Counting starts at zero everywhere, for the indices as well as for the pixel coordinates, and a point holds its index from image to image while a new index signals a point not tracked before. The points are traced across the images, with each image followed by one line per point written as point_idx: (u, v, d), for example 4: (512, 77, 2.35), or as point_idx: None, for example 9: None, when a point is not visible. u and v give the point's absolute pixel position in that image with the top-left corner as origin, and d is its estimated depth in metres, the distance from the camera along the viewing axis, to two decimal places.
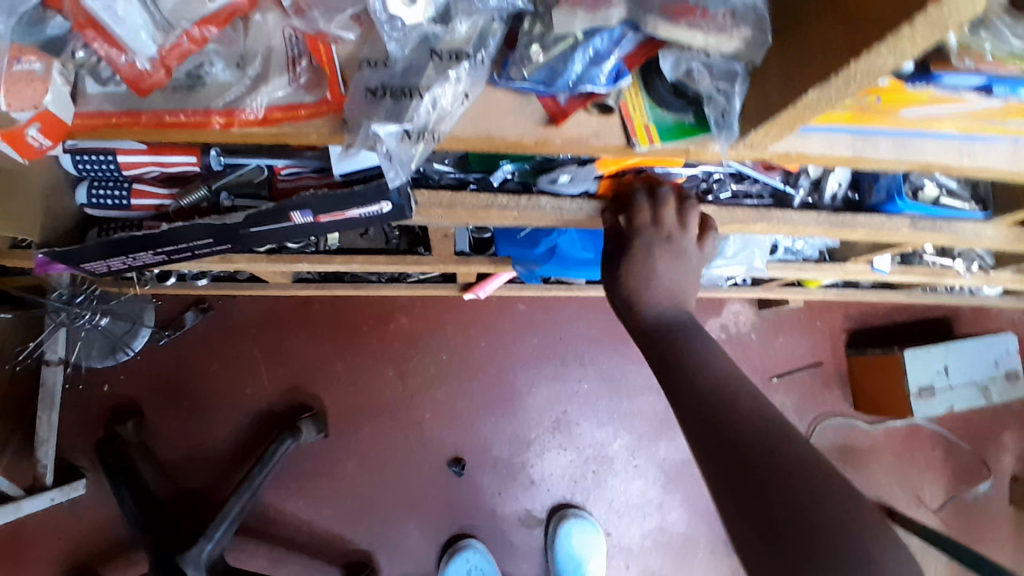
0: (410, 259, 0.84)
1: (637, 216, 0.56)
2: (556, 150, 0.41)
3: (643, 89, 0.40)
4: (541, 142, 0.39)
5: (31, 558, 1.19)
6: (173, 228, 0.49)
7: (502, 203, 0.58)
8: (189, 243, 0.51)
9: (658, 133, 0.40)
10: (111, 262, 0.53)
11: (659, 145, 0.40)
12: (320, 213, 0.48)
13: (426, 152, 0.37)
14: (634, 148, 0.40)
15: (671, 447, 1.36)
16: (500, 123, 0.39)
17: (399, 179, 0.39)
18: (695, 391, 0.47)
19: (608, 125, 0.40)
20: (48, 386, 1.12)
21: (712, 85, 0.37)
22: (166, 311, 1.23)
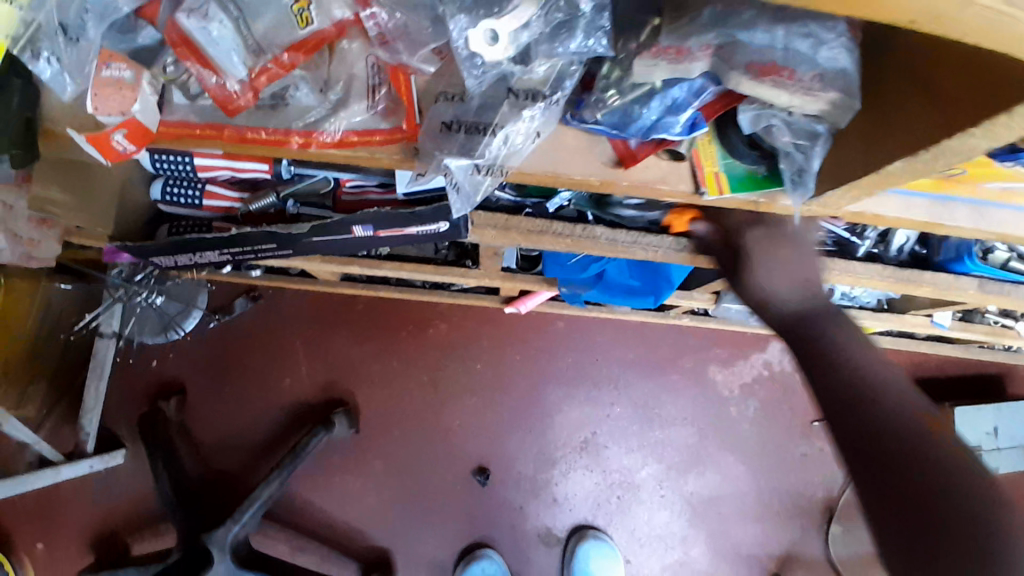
0: (456, 272, 0.85)
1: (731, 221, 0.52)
2: (621, 191, 0.41)
3: (717, 137, 0.40)
4: (607, 183, 0.39)
5: (70, 518, 1.27)
6: (240, 233, 0.50)
7: (557, 230, 0.58)
8: (253, 247, 0.52)
9: (728, 183, 0.39)
10: (178, 258, 0.55)
11: (727, 195, 0.40)
12: (381, 229, 0.49)
13: (493, 186, 0.38)
14: (701, 196, 0.40)
15: (699, 480, 1.33)
16: (567, 161, 0.38)
17: (460, 212, 0.39)
18: (826, 373, 0.45)
19: (673, 172, 0.40)
20: (99, 357, 1.18)
21: (792, 142, 0.37)
22: (218, 296, 1.28)
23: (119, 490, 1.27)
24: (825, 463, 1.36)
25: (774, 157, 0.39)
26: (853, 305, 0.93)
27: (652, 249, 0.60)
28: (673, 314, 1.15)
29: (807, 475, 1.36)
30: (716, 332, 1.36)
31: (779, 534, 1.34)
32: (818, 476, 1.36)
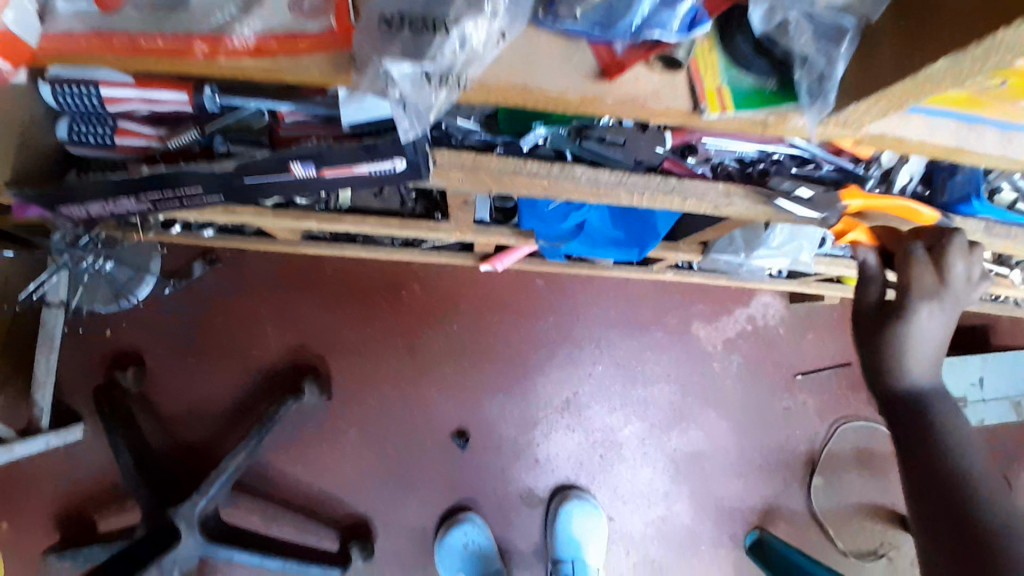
0: (425, 225, 0.79)
1: (920, 280, 0.55)
2: (604, 111, 0.34)
3: (719, 44, 0.35)
4: (590, 100, 0.33)
5: (29, 496, 1.20)
6: (158, 172, 0.44)
7: (532, 170, 0.52)
8: (178, 190, 0.46)
9: (732, 98, 0.34)
10: (90, 207, 0.49)
11: (731, 113, 0.34)
12: (325, 166, 0.43)
13: (448, 101, 0.32)
14: (703, 115, 0.34)
15: (683, 437, 1.31)
16: (543, 71, 0.32)
17: (411, 134, 0.34)
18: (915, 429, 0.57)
19: (666, 84, 0.34)
20: (49, 328, 1.09)
21: (811, 43, 0.32)
22: (174, 260, 1.19)
23: (79, 466, 1.21)
24: (808, 417, 1.35)
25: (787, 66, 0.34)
26: (844, 255, 0.89)
27: (638, 191, 0.54)
28: (657, 269, 1.10)
29: (789, 428, 1.35)
30: (700, 287, 1.31)
31: (762, 488, 1.33)
32: (801, 430, 1.35)
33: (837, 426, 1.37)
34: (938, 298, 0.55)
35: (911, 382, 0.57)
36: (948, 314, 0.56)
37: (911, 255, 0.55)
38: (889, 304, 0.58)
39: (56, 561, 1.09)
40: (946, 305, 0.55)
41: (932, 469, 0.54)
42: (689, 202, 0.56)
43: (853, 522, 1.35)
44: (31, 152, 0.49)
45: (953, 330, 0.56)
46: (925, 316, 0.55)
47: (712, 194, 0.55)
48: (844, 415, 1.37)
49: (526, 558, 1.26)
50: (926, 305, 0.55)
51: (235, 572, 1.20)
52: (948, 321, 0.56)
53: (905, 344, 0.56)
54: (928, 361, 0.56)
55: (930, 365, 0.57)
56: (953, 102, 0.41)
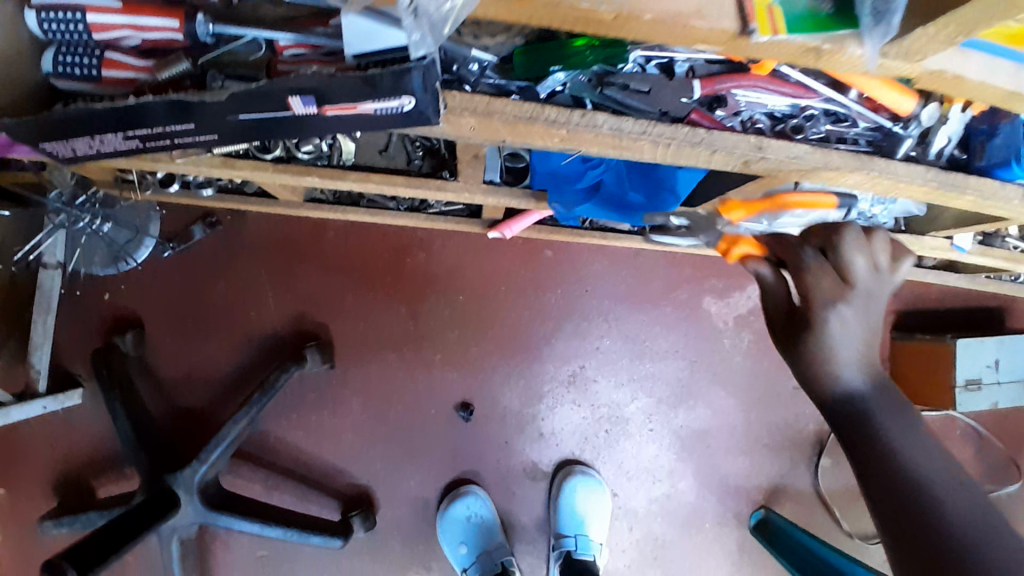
0: (432, 184, 0.74)
1: (815, 284, 0.52)
2: (643, 31, 0.34)
3: None
4: (627, 17, 0.33)
5: (28, 460, 1.19)
6: (144, 102, 0.40)
7: (550, 116, 0.48)
8: (163, 126, 0.42)
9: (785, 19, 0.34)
10: (75, 143, 0.44)
11: (783, 35, 0.34)
12: (325, 104, 0.40)
13: (464, 9, 0.35)
14: (750, 37, 0.34)
15: (690, 414, 1.28)
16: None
17: (425, 50, 0.37)
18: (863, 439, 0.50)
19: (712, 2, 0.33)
20: (45, 290, 1.07)
21: None
22: (171, 222, 1.15)
23: (75, 431, 1.20)
24: None
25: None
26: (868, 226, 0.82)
27: (667, 142, 0.51)
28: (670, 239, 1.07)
29: (799, 408, 1.32)
30: (712, 262, 1.27)
31: (768, 467, 1.31)
32: (811, 410, 1.32)
33: None
34: (851, 299, 0.51)
35: (845, 386, 0.51)
36: (864, 315, 0.51)
37: (802, 262, 0.53)
38: (797, 310, 0.53)
39: (54, 526, 1.08)
40: (856, 309, 0.51)
41: (884, 485, 0.49)
42: (717, 154, 0.52)
43: (858, 503, 1.33)
44: (13, 85, 0.44)
45: (874, 330, 0.52)
46: (838, 319, 0.50)
47: (745, 145, 0.52)
48: None
49: (529, 531, 1.25)
50: (839, 308, 0.51)
51: (236, 540, 1.19)
52: (867, 322, 0.51)
53: (819, 351, 0.51)
54: (858, 363, 0.51)
55: (859, 367, 0.52)
56: (1014, 38, 0.38)
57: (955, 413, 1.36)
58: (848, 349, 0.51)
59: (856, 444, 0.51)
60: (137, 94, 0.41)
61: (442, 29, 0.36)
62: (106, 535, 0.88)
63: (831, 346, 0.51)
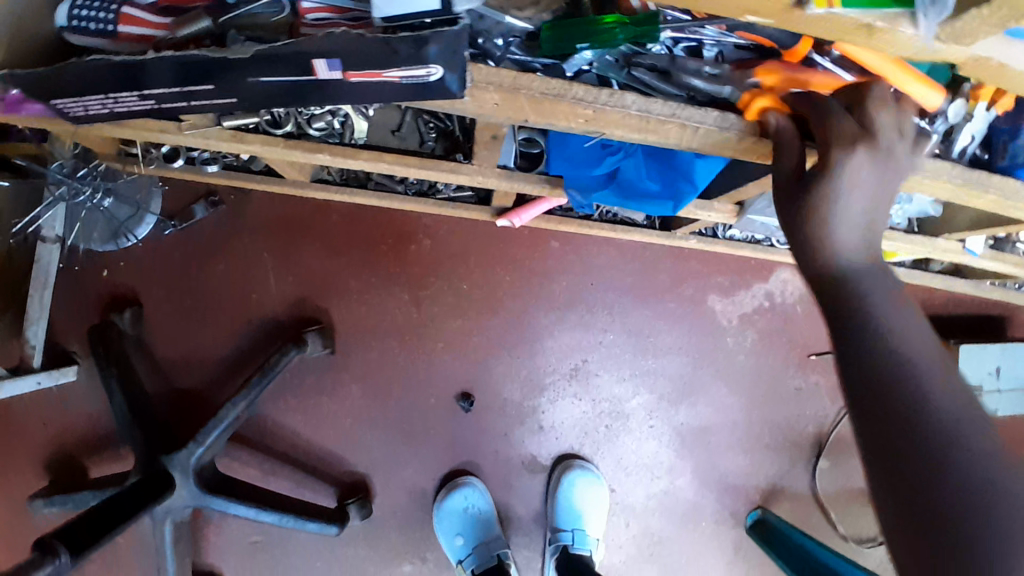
0: (445, 165, 0.73)
1: (837, 126, 0.45)
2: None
3: None
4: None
5: (20, 437, 1.18)
6: (164, 57, 0.38)
7: (578, 95, 0.47)
8: (181, 87, 0.41)
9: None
10: (88, 101, 0.44)
11: (838, 9, 0.34)
12: (351, 68, 0.39)
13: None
14: (805, 8, 0.33)
15: (691, 412, 1.28)
16: None
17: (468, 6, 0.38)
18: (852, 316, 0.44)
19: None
20: (42, 264, 1.03)
21: None
22: (173, 199, 1.14)
23: (69, 408, 1.18)
24: (819, 399, 1.31)
25: None
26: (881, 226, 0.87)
27: (694, 126, 0.49)
28: (680, 234, 1.06)
29: (800, 408, 1.31)
30: (719, 259, 1.26)
31: (767, 466, 1.30)
32: (811, 411, 1.31)
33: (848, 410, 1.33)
34: (874, 148, 0.45)
35: (841, 255, 0.46)
36: (883, 173, 0.45)
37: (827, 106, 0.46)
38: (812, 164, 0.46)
39: (46, 505, 1.07)
40: (875, 160, 0.45)
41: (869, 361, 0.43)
42: (744, 141, 0.51)
43: (856, 506, 1.32)
44: (29, 41, 0.44)
45: (885, 193, 0.46)
46: (854, 169, 0.44)
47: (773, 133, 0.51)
48: None
49: (525, 524, 1.24)
50: (858, 160, 0.44)
51: (230, 523, 1.19)
52: (882, 179, 0.45)
53: (828, 207, 0.45)
54: (859, 227, 0.46)
55: (860, 239, 0.46)
56: None
57: None
58: (855, 202, 0.45)
59: (842, 332, 0.45)
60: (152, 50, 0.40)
61: None
62: (103, 512, 0.87)
63: (840, 194, 0.45)
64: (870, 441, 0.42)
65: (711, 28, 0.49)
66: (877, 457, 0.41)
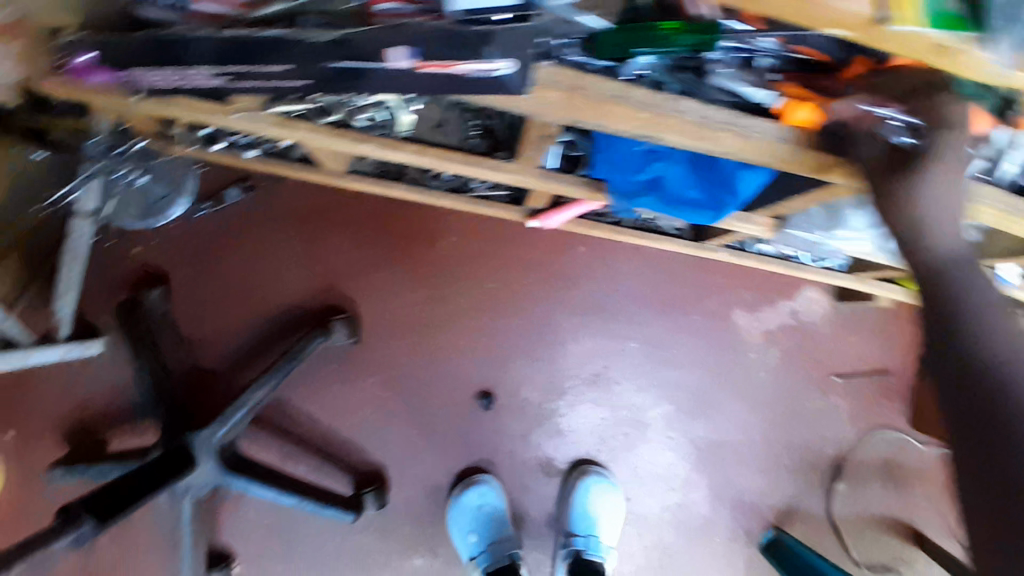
0: (487, 162, 0.73)
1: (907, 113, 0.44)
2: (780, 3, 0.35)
3: None
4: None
5: (43, 406, 1.19)
6: (244, 40, 0.41)
7: (637, 98, 0.47)
8: (256, 64, 0.42)
9: (918, 13, 0.35)
10: (164, 74, 0.47)
11: (916, 27, 0.35)
12: (424, 60, 0.39)
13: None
14: (883, 25, 0.35)
15: (710, 425, 1.27)
16: None
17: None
18: (950, 305, 0.48)
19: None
20: (75, 240, 1.02)
21: None
22: (211, 181, 1.16)
23: (95, 380, 1.20)
24: (839, 420, 1.30)
25: None
26: None
27: (748, 135, 0.50)
28: (711, 246, 1.05)
29: (819, 429, 1.30)
30: (746, 274, 1.26)
31: (783, 485, 1.29)
32: (830, 433, 1.30)
33: (867, 434, 1.31)
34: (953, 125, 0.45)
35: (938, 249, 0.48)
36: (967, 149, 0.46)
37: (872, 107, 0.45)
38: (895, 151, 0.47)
39: (67, 474, 1.09)
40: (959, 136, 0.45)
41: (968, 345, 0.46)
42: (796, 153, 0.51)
43: (873, 533, 1.29)
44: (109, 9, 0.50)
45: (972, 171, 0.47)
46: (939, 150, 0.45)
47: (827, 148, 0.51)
48: (874, 423, 1.31)
49: (537, 526, 1.24)
50: (943, 135, 0.45)
51: (245, 505, 1.20)
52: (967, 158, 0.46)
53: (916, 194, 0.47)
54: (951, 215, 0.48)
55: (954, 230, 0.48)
56: None
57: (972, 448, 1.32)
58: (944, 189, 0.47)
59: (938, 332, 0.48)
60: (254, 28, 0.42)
61: None
62: (128, 484, 0.88)
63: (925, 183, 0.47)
64: (960, 430, 0.44)
65: (770, 41, 0.46)
66: (961, 432, 0.44)
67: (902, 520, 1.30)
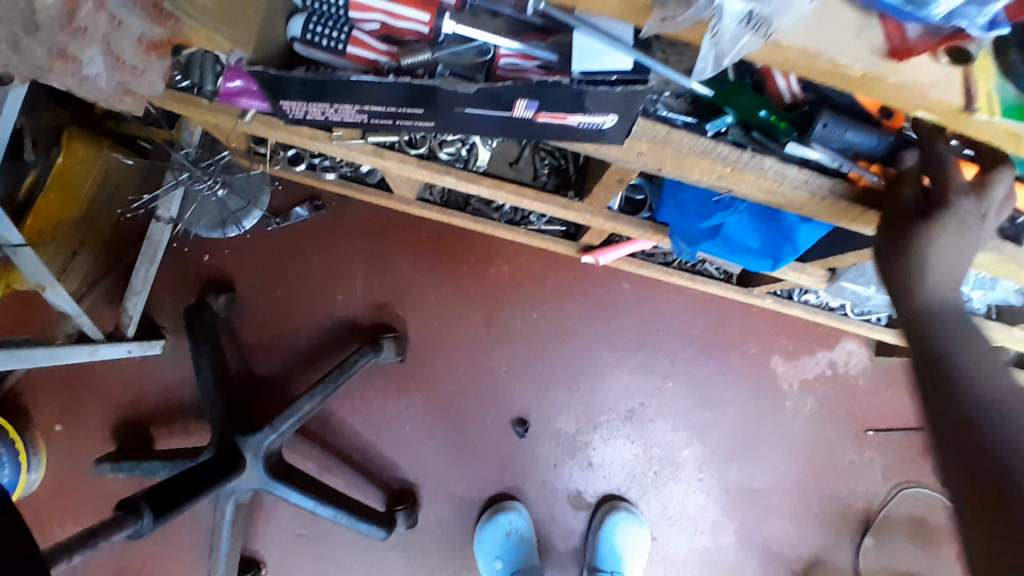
0: (559, 200, 0.78)
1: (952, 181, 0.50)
2: (883, 90, 0.40)
3: (993, 61, 0.41)
4: (873, 77, 0.39)
5: (99, 400, 1.25)
6: (395, 83, 0.44)
7: (720, 153, 0.52)
8: (397, 106, 0.47)
9: (1000, 105, 0.40)
10: (311, 108, 0.50)
11: (998, 118, 0.40)
12: (544, 109, 0.45)
13: (745, 49, 0.37)
14: (972, 114, 0.40)
15: (742, 471, 1.28)
16: (848, 47, 0.38)
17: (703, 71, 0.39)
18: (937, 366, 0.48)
19: (948, 77, 0.39)
20: (154, 240, 1.09)
21: None
22: (281, 198, 1.22)
23: (151, 379, 1.25)
24: (871, 475, 1.29)
25: None
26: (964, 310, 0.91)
27: (823, 194, 0.55)
28: (756, 293, 1.09)
29: (851, 483, 1.29)
30: (787, 322, 1.27)
31: (810, 536, 1.28)
32: (861, 486, 1.29)
33: (898, 490, 1.29)
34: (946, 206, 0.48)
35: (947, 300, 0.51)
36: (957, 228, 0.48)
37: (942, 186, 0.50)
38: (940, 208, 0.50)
39: (114, 469, 1.13)
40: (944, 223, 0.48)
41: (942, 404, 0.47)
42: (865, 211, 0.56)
43: None
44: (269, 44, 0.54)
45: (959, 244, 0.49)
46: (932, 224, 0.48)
47: None
48: (907, 480, 1.29)
49: (563, 557, 1.26)
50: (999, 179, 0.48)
51: (281, 512, 1.23)
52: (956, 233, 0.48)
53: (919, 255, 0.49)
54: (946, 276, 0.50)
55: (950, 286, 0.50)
56: None
57: None
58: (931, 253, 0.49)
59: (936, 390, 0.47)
60: (395, 73, 0.46)
61: (726, 58, 0.38)
62: (182, 482, 0.92)
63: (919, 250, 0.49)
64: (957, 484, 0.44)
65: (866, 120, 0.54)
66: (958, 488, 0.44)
67: None
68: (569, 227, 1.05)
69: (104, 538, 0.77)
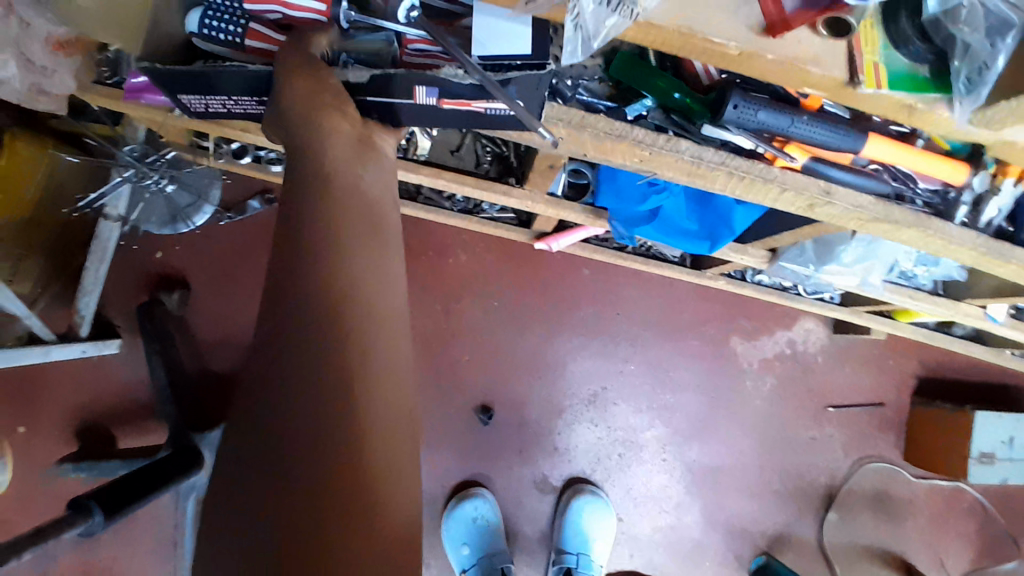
0: (498, 187, 0.77)
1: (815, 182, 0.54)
2: (763, 68, 0.41)
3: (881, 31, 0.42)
4: (751, 54, 0.40)
5: (55, 402, 1.23)
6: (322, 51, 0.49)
7: (637, 137, 0.51)
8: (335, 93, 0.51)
9: (886, 77, 0.41)
10: (209, 101, 0.53)
11: (884, 89, 0.41)
12: (446, 97, 0.46)
13: (614, 30, 0.38)
14: (856, 87, 0.41)
15: (704, 449, 1.29)
16: (714, 23, 0.39)
17: None
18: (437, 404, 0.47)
19: (829, 52, 0.41)
20: (103, 239, 1.07)
21: (970, 32, 0.40)
22: (231, 192, 1.20)
23: (107, 379, 1.24)
24: (833, 451, 1.32)
25: (943, 58, 0.42)
26: (909, 285, 0.92)
27: (741, 174, 0.53)
28: (710, 275, 1.10)
29: (812, 458, 1.32)
30: (744, 303, 1.29)
31: (774, 512, 1.31)
32: (823, 461, 1.32)
33: (859, 464, 1.33)
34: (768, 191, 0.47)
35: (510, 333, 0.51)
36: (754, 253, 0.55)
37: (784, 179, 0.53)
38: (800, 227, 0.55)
39: (74, 469, 1.11)
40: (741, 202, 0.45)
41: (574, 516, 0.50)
42: (786, 194, 0.55)
43: (862, 563, 1.31)
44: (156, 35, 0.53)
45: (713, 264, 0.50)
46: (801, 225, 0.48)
47: (815, 188, 0.54)
48: (868, 454, 1.33)
49: (530, 542, 1.27)
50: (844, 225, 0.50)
51: None
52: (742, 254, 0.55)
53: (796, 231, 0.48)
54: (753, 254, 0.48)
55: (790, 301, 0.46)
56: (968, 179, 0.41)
57: (964, 482, 1.34)
58: None
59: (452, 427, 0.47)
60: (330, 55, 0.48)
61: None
62: (135, 478, 0.91)
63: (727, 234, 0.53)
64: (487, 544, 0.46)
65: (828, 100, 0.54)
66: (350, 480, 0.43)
67: (890, 550, 1.33)
68: (521, 214, 1.05)
69: (52, 537, 0.77)
